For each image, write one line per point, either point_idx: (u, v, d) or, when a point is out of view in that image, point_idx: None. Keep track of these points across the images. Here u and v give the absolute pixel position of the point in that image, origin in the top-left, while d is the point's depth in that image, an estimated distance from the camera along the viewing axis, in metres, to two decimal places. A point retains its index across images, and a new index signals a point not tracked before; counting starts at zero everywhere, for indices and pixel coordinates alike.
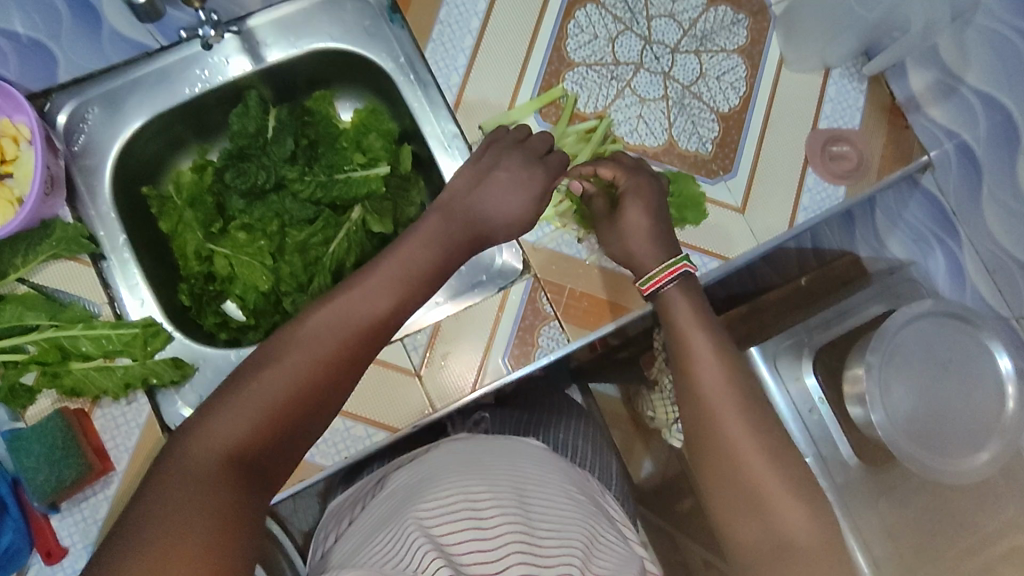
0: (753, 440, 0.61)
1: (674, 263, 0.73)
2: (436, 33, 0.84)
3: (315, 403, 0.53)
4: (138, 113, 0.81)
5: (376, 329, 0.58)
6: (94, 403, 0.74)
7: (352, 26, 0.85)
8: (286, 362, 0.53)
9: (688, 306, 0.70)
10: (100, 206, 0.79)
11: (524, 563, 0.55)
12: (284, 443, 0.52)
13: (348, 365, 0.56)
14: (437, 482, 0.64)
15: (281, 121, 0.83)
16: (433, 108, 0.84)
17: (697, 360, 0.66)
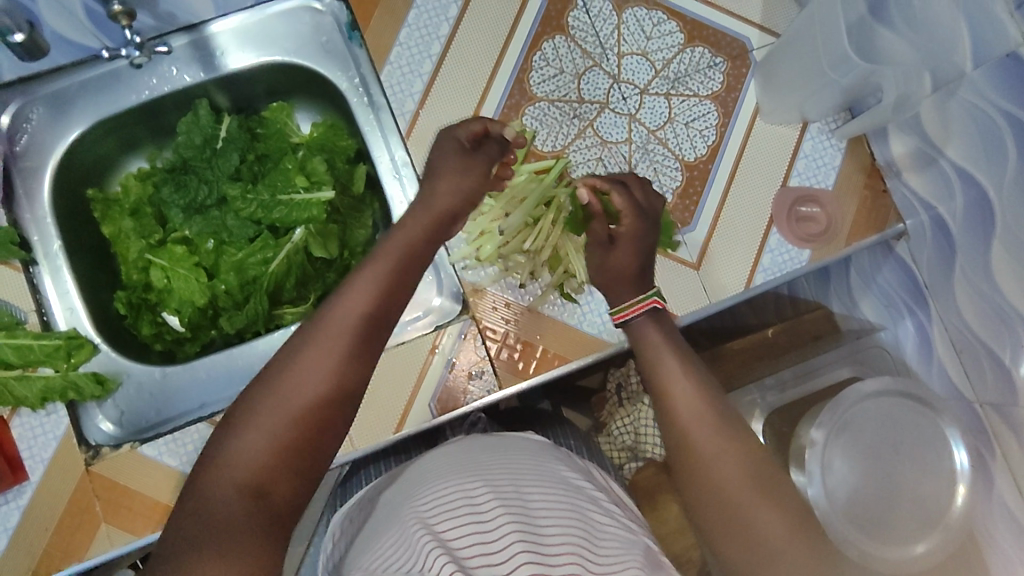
0: (729, 450, 0.53)
1: (643, 298, 0.64)
2: (394, 56, 0.82)
3: (325, 420, 0.50)
4: (84, 117, 0.80)
5: (374, 325, 0.54)
6: (13, 411, 0.72)
7: (308, 41, 0.82)
8: (287, 385, 0.49)
9: (653, 331, 0.63)
10: (37, 210, 0.78)
11: (529, 555, 0.50)
12: (304, 465, 0.49)
13: (353, 372, 0.52)
14: (439, 478, 0.61)
15: (230, 133, 0.82)
16: (384, 134, 0.81)
17: (659, 369, 0.59)
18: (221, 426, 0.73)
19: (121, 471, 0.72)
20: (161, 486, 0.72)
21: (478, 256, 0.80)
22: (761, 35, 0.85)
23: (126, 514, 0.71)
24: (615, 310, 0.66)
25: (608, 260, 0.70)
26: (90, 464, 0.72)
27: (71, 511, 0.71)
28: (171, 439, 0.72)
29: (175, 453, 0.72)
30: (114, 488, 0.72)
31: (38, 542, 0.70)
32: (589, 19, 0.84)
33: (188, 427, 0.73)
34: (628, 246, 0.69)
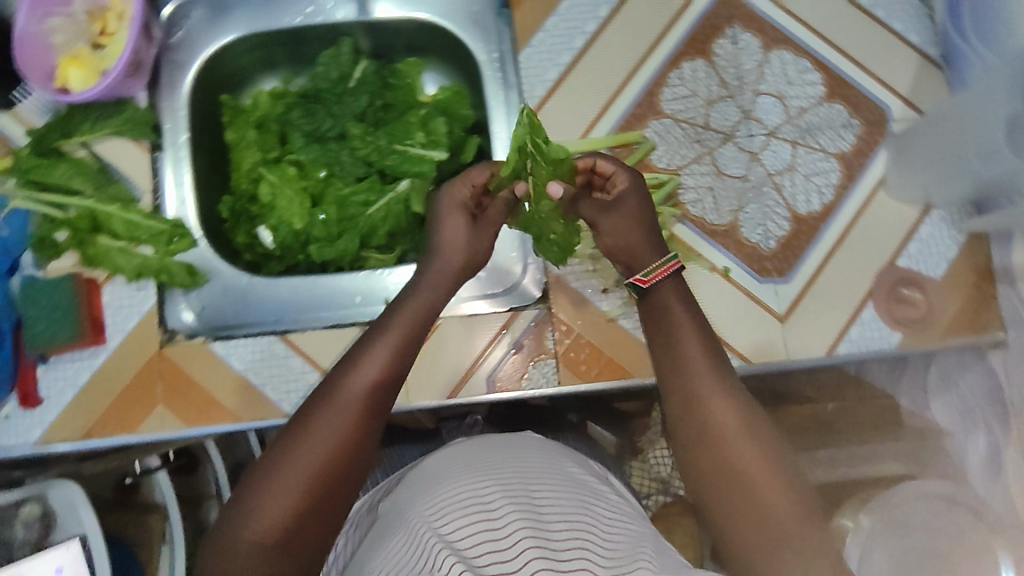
0: (766, 467, 0.51)
1: (664, 262, 0.66)
2: (537, 41, 0.83)
3: (336, 489, 0.52)
4: (237, 26, 0.85)
5: (387, 388, 0.57)
6: (108, 277, 0.76)
7: (458, 6, 0.84)
8: (308, 446, 0.52)
9: (686, 322, 0.61)
10: (175, 101, 0.82)
11: (541, 551, 0.50)
12: (319, 520, 0.52)
13: (366, 431, 0.55)
14: (447, 476, 0.61)
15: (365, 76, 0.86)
16: (507, 112, 0.82)
17: (695, 386, 0.56)
18: (290, 343, 0.76)
19: (189, 361, 0.75)
20: (219, 385, 0.74)
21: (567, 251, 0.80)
22: (904, 108, 0.83)
23: (184, 402, 0.74)
24: (643, 273, 0.66)
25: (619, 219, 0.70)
26: (163, 347, 0.75)
27: (135, 385, 0.74)
28: (244, 345, 0.75)
29: (242, 357, 0.75)
30: (179, 374, 0.74)
31: (99, 405, 0.74)
32: (734, 49, 0.84)
33: (260, 337, 0.76)
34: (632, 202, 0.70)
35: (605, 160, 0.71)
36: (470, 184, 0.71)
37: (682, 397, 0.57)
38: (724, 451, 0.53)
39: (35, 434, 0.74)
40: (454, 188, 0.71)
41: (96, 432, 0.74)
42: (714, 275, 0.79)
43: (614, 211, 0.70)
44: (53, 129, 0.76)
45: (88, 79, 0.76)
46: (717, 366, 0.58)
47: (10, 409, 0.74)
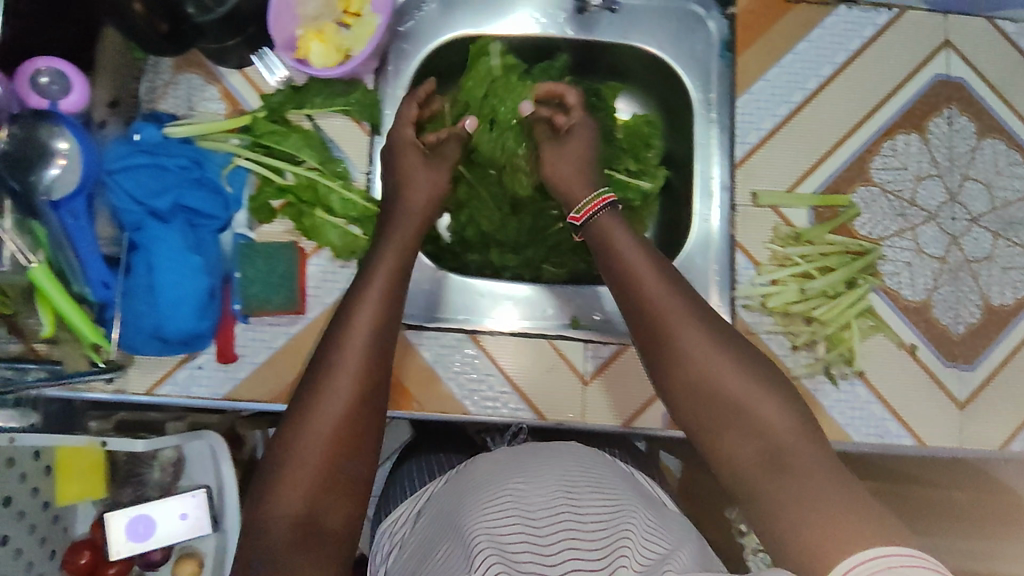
0: (776, 409, 0.57)
1: (599, 194, 0.72)
2: (757, 88, 0.82)
3: (349, 460, 0.59)
4: (462, 23, 0.85)
5: (379, 347, 0.64)
6: (316, 248, 0.78)
7: (684, 42, 0.84)
8: (324, 406, 0.59)
9: (659, 280, 0.64)
10: (395, 87, 0.83)
11: (573, 552, 0.57)
12: (348, 476, 0.59)
13: (367, 388, 0.61)
14: (495, 478, 0.65)
15: (571, 92, 0.88)
16: (715, 152, 0.82)
17: (687, 346, 0.61)
18: (479, 344, 0.79)
19: None
20: (409, 372, 0.79)
21: (761, 301, 0.79)
22: None
23: None
24: (578, 209, 0.73)
25: (560, 148, 0.78)
26: None
27: None
28: (436, 338, 0.79)
29: (432, 348, 0.79)
30: None
31: (291, 372, 0.76)
32: (949, 131, 0.84)
33: (451, 334, 0.79)
34: (575, 137, 0.79)
35: (571, 93, 0.80)
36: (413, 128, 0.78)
37: (679, 366, 0.61)
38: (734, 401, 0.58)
39: (224, 387, 0.76)
40: (398, 130, 0.77)
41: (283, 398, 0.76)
42: (900, 351, 0.79)
43: (567, 140, 0.79)
44: (289, 98, 0.78)
45: (328, 56, 0.77)
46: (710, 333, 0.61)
47: (203, 359, 0.76)
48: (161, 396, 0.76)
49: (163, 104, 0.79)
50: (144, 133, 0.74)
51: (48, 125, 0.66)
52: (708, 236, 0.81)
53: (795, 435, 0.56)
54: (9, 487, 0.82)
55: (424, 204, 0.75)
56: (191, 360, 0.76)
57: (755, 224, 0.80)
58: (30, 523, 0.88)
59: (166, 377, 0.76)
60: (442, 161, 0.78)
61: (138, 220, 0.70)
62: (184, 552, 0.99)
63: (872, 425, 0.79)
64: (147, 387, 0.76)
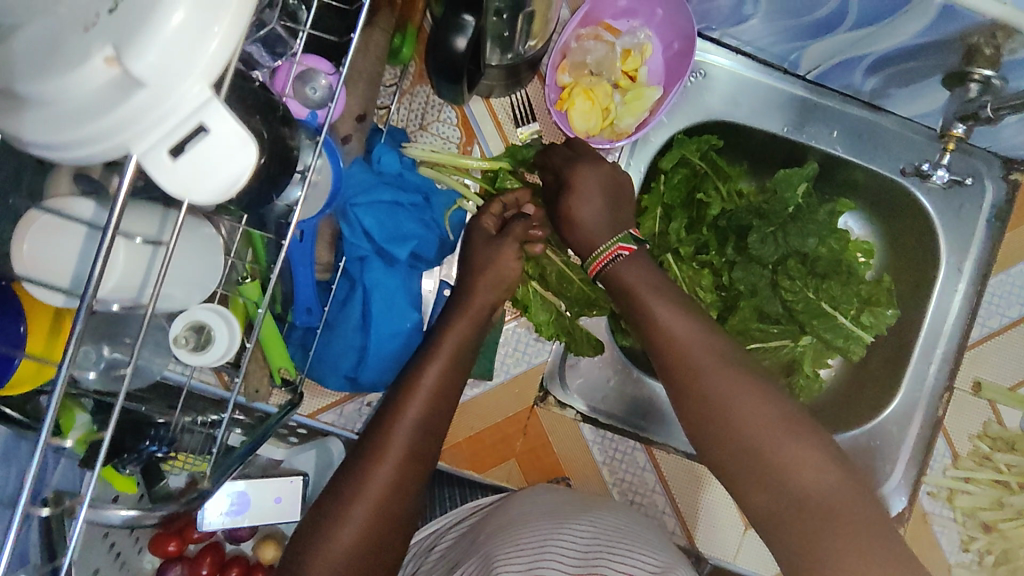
0: (826, 470, 0.48)
1: (608, 245, 0.61)
2: (1015, 271, 0.77)
3: (399, 505, 0.57)
4: (727, 109, 0.77)
5: (425, 432, 0.60)
6: (517, 314, 0.74)
7: (954, 196, 0.77)
8: (365, 493, 0.55)
9: (692, 323, 0.56)
10: (637, 156, 0.77)
11: None
12: (385, 547, 0.56)
13: (405, 478, 0.58)
14: (528, 514, 0.65)
15: (808, 205, 0.78)
16: (951, 325, 0.77)
17: (742, 429, 0.50)
18: (652, 456, 0.75)
19: (556, 429, 0.75)
20: (577, 467, 0.75)
21: (948, 495, 0.75)
22: None
23: (535, 466, 0.75)
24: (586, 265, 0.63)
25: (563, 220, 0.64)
26: (535, 404, 0.75)
27: (500, 430, 0.74)
28: (611, 440, 0.75)
29: (604, 450, 0.75)
30: (541, 437, 0.75)
31: (459, 434, 0.73)
32: None
33: (626, 440, 0.75)
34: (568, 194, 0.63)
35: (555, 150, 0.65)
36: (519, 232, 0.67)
37: (710, 431, 0.52)
38: (785, 475, 0.48)
39: None
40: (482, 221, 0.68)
41: (445, 457, 0.73)
42: None
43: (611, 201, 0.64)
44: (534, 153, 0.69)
45: (591, 117, 0.70)
46: (743, 376, 0.52)
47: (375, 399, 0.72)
48: (321, 423, 0.71)
49: (396, 115, 0.72)
50: (384, 158, 0.65)
51: None
52: (917, 409, 0.77)
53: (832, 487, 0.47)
54: None
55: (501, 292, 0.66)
56: (361, 396, 0.72)
57: (967, 414, 0.76)
58: None
59: (332, 405, 0.71)
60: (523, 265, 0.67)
61: (362, 254, 0.65)
62: (266, 533, 0.98)
63: None
64: (311, 412, 0.71)
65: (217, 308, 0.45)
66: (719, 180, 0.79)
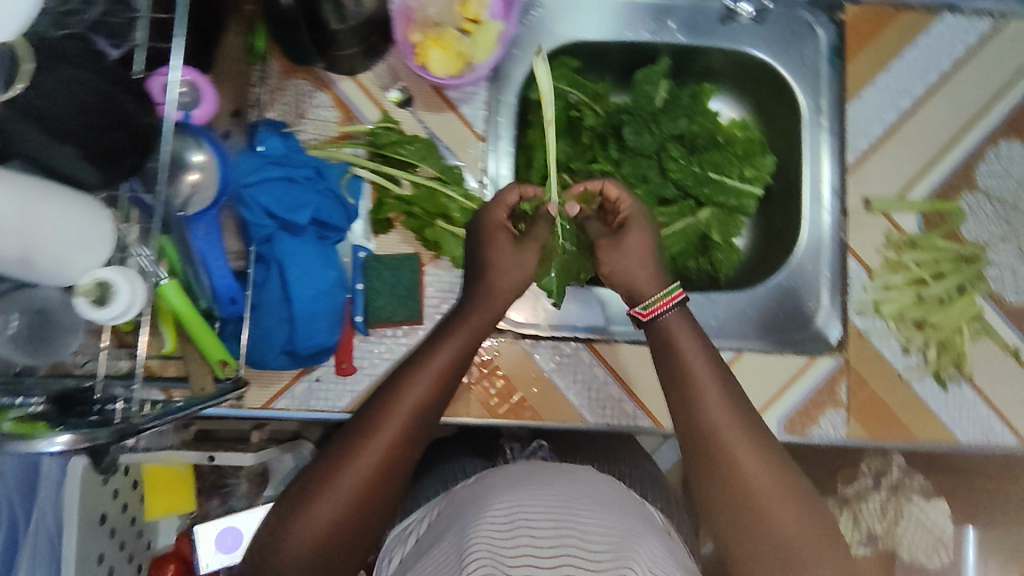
0: (806, 528, 0.56)
1: (670, 291, 0.68)
2: (866, 94, 0.84)
3: (391, 486, 0.57)
4: (575, 30, 0.85)
5: (424, 414, 0.60)
6: (434, 258, 0.76)
7: (790, 49, 0.86)
8: (352, 468, 0.55)
9: (715, 366, 0.64)
10: (505, 91, 0.83)
11: (572, 570, 0.52)
12: (367, 521, 0.56)
13: (405, 456, 0.58)
14: (503, 486, 0.61)
15: (673, 96, 0.85)
16: (826, 159, 0.84)
17: (737, 468, 0.57)
18: (596, 351, 0.79)
19: (499, 354, 0.78)
20: (527, 382, 0.78)
21: (875, 307, 0.79)
22: None
23: (489, 394, 0.77)
24: (644, 306, 0.68)
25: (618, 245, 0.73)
26: None
27: None
28: (552, 347, 0.79)
29: (549, 358, 0.78)
30: (488, 363, 0.78)
31: None
32: None
33: (567, 343, 0.79)
34: (636, 230, 0.73)
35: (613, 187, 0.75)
36: (506, 206, 0.72)
37: (714, 473, 0.58)
38: (773, 524, 0.55)
39: (343, 401, 0.74)
40: (493, 210, 0.71)
41: None
42: (1004, 354, 0.80)
43: (624, 236, 0.73)
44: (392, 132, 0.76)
45: (449, 63, 0.77)
46: (753, 438, 0.59)
47: (322, 373, 0.74)
48: (278, 410, 0.73)
49: (273, 111, 0.77)
50: (267, 143, 0.72)
51: (184, 135, 0.63)
52: (821, 240, 0.82)
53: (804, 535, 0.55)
54: (104, 502, 0.77)
55: (507, 288, 0.69)
56: (308, 374, 0.74)
57: (867, 230, 0.82)
58: (121, 540, 0.82)
59: (282, 390, 0.73)
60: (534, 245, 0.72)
61: (267, 233, 0.69)
62: None
63: (976, 425, 0.80)
64: (263, 403, 0.73)
65: (121, 269, 0.48)
66: (584, 99, 0.85)
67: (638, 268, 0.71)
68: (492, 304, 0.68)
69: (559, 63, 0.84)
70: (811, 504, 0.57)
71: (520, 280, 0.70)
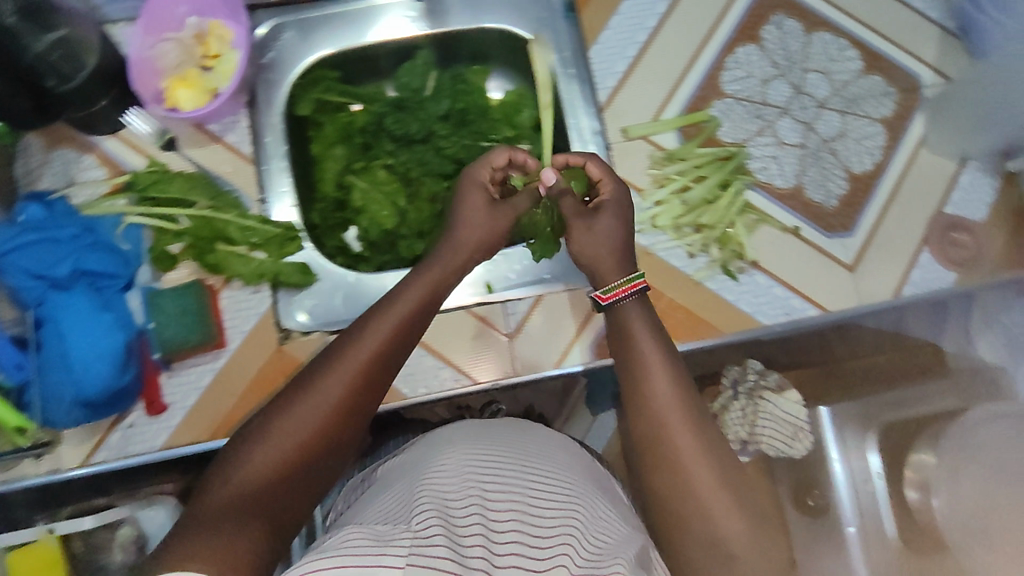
0: (739, 520, 0.57)
1: (632, 279, 0.69)
2: (604, 38, 0.90)
3: (348, 419, 0.59)
4: (325, 42, 0.89)
5: (383, 364, 0.61)
6: (225, 282, 0.80)
7: (530, 13, 0.91)
8: (312, 400, 0.57)
9: (658, 336, 0.65)
10: (271, 116, 0.86)
11: (519, 531, 0.53)
12: (324, 454, 0.58)
13: (357, 404, 0.59)
14: (454, 450, 0.63)
15: (438, 84, 0.91)
16: (583, 103, 0.88)
17: (677, 455, 0.58)
18: None
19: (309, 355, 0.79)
20: None
21: (653, 223, 0.85)
22: (935, 75, 0.92)
23: None
24: (604, 290, 0.70)
25: (591, 225, 0.74)
26: (282, 343, 0.79)
27: (258, 383, 0.78)
28: None
29: None
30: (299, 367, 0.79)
31: (226, 406, 0.77)
32: (780, 34, 0.92)
33: None
34: (609, 215, 0.74)
35: (594, 165, 0.77)
36: (491, 166, 0.77)
37: (656, 454, 0.60)
38: (707, 513, 0.57)
39: (161, 438, 0.76)
40: (477, 169, 0.77)
41: (220, 433, 0.77)
42: (785, 235, 0.86)
43: (596, 218, 0.74)
44: (154, 175, 0.79)
45: (199, 98, 0.80)
46: (694, 422, 0.60)
47: (135, 417, 0.76)
48: (98, 463, 0.76)
49: (43, 182, 0.81)
50: (27, 212, 0.76)
51: None
52: None
53: (736, 523, 0.57)
54: None
55: (469, 248, 0.72)
56: (122, 422, 0.76)
57: (630, 158, 0.87)
58: None
59: (99, 443, 0.76)
60: (508, 211, 0.75)
61: (38, 296, 0.72)
62: None
63: (777, 307, 0.84)
64: (83, 459, 0.76)
65: None
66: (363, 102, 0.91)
67: (597, 250, 0.73)
68: (456, 254, 0.71)
69: (324, 76, 0.89)
70: (747, 503, 0.58)
71: (485, 237, 0.73)
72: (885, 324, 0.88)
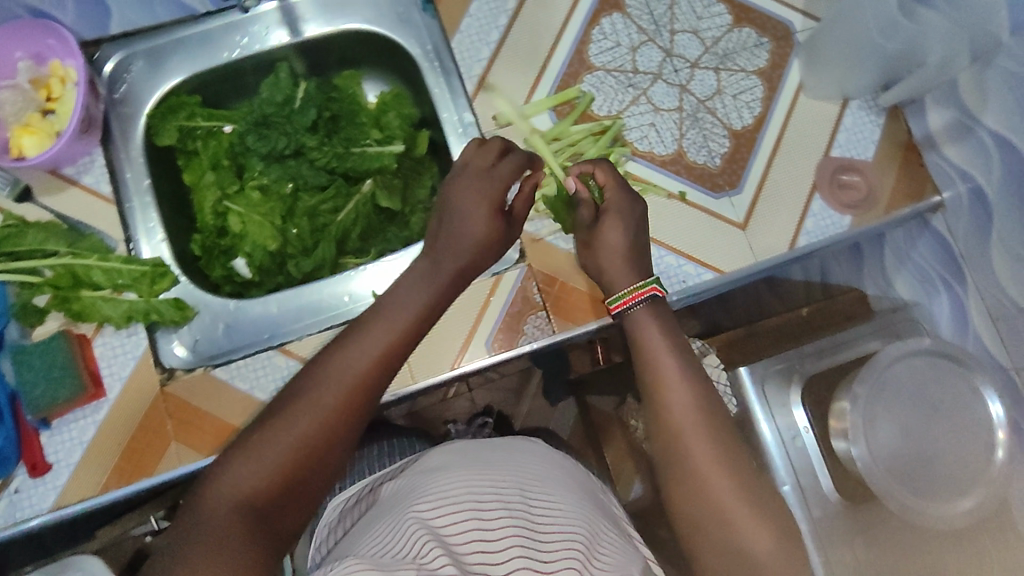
0: (762, 529, 0.54)
1: (642, 286, 0.64)
2: (464, 26, 0.88)
3: (333, 446, 0.54)
4: (178, 68, 0.86)
5: (373, 387, 0.57)
6: (97, 330, 0.77)
7: (386, 10, 0.88)
8: (291, 428, 0.53)
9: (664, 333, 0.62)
10: (130, 152, 0.83)
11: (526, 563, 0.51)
12: (306, 487, 0.53)
13: (359, 413, 0.56)
14: (451, 469, 0.60)
15: (308, 94, 0.85)
16: (452, 96, 0.86)
17: (691, 459, 0.56)
18: (290, 354, 0.78)
19: (196, 393, 0.76)
20: (231, 408, 0.77)
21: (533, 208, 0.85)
22: (805, 19, 0.90)
23: (196, 433, 0.76)
24: (615, 298, 0.65)
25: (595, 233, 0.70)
26: (165, 384, 0.77)
27: (145, 428, 0.75)
28: (242, 364, 0.78)
29: (245, 378, 0.77)
30: (187, 406, 0.76)
31: (112, 457, 0.74)
32: None
33: (259, 355, 0.78)
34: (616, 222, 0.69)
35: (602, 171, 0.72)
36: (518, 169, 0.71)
37: (669, 460, 0.57)
38: (723, 519, 0.54)
39: (48, 500, 0.72)
40: (484, 160, 0.70)
41: (112, 484, 0.74)
42: (671, 202, 0.84)
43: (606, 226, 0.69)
44: (9, 228, 0.76)
45: (44, 144, 0.77)
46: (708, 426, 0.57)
47: (18, 483, 0.73)
48: None
49: None
50: None
51: None
52: None
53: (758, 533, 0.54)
54: None
55: (476, 246, 0.66)
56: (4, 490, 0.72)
57: None
58: None
59: None
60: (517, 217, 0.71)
61: None
62: None
63: (672, 276, 0.82)
64: None
65: None
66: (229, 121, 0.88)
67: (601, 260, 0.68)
68: (462, 257, 0.65)
69: (183, 103, 0.86)
70: (770, 512, 0.55)
71: (489, 224, 0.66)
72: (811, 275, 0.90)
